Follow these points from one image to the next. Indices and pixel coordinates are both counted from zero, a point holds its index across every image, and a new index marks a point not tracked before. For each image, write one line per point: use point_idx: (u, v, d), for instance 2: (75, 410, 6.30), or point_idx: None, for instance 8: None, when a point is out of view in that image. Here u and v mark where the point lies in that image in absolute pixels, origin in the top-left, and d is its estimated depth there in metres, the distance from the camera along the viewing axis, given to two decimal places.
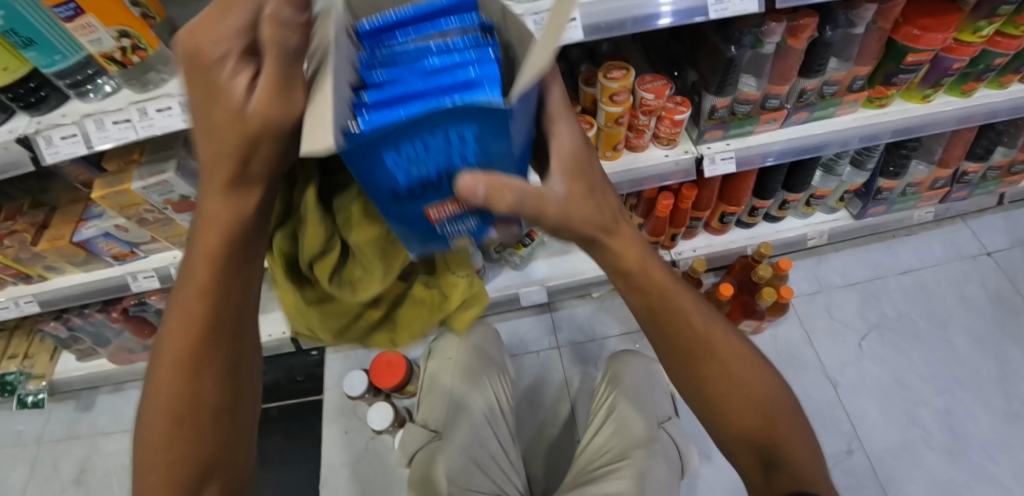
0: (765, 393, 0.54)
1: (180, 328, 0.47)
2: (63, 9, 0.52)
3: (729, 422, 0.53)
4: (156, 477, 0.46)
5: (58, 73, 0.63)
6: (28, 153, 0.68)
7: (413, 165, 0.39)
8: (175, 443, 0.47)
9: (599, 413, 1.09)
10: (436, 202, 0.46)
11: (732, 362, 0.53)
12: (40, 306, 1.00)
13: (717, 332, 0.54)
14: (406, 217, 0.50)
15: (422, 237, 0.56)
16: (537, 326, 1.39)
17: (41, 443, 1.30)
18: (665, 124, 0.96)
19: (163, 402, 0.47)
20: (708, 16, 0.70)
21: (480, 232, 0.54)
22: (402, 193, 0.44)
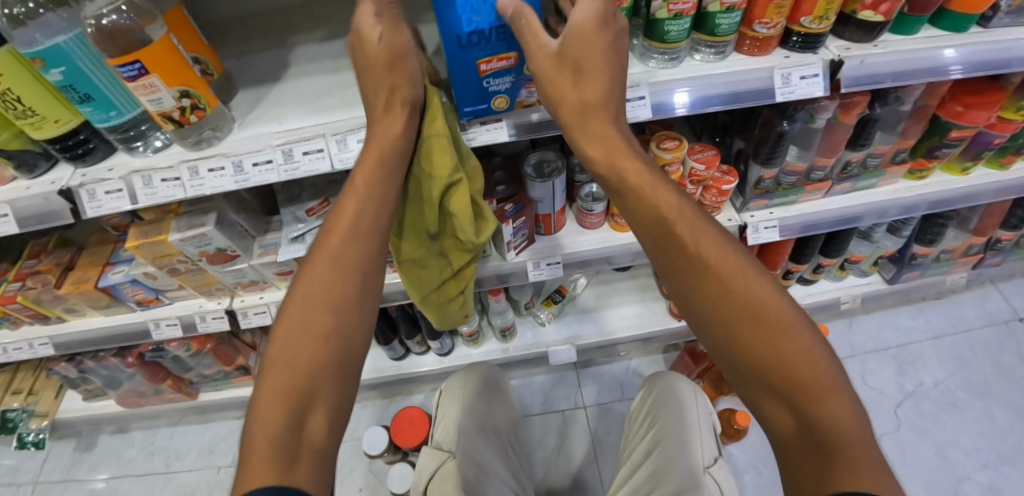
0: (824, 390, 0.38)
1: (314, 298, 0.46)
2: (127, 68, 0.51)
3: (756, 342, 0.40)
4: (263, 467, 0.36)
5: (110, 128, 0.61)
6: (68, 204, 0.65)
7: (473, 14, 0.50)
8: (287, 429, 0.38)
9: (642, 439, 1.00)
10: (486, 54, 0.55)
11: (766, 323, 0.41)
12: (55, 349, 0.96)
13: (752, 281, 0.43)
14: (458, 80, 0.58)
15: (467, 104, 0.62)
16: (563, 383, 1.34)
17: (36, 483, 1.27)
18: (710, 193, 0.94)
19: (282, 381, 0.41)
20: (776, 97, 0.71)
21: (514, 92, 0.62)
22: (455, 46, 0.53)
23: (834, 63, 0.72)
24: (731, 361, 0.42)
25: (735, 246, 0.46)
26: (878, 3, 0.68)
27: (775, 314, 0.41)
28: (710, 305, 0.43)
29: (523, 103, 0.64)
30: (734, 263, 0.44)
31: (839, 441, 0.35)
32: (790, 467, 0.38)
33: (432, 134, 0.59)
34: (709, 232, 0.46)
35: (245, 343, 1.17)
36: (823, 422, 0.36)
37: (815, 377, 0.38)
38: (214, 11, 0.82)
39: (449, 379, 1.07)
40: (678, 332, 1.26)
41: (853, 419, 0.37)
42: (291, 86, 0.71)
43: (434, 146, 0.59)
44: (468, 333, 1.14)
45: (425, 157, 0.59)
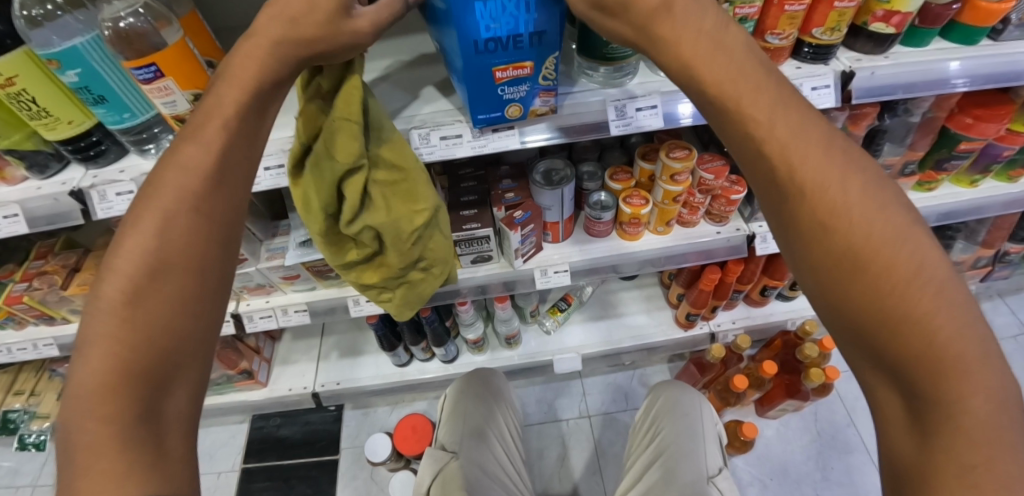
0: (959, 368, 0.31)
1: (151, 246, 0.36)
2: (143, 71, 0.51)
3: (877, 304, 0.33)
4: (107, 460, 0.31)
5: (123, 130, 0.61)
6: (78, 205, 0.65)
7: (490, 22, 0.50)
8: (138, 416, 0.33)
9: (642, 450, 0.99)
10: (502, 62, 0.55)
11: (889, 282, 0.33)
12: (59, 349, 0.96)
13: (875, 222, 0.34)
14: (472, 86, 0.57)
15: (480, 110, 0.61)
16: (567, 392, 1.33)
17: (35, 486, 1.26)
18: (719, 203, 0.94)
19: (109, 349, 0.33)
20: None
21: (528, 101, 0.62)
22: (471, 53, 0.53)
23: (845, 73, 0.72)
24: (837, 318, 0.36)
25: (860, 174, 0.35)
26: (890, 15, 0.68)
27: (900, 268, 0.33)
28: (811, 256, 0.36)
29: (537, 112, 0.64)
30: (856, 197, 0.34)
31: (963, 433, 0.30)
32: (892, 447, 0.34)
33: (338, 115, 0.51)
34: (827, 154, 0.36)
35: (248, 347, 1.13)
36: (951, 412, 0.30)
37: (947, 351, 0.31)
38: (227, 16, 0.83)
39: (455, 383, 1.07)
40: (684, 342, 1.25)
41: (990, 403, 0.30)
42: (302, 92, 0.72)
43: (340, 130, 0.52)
44: (474, 340, 1.14)
45: (325, 140, 0.53)
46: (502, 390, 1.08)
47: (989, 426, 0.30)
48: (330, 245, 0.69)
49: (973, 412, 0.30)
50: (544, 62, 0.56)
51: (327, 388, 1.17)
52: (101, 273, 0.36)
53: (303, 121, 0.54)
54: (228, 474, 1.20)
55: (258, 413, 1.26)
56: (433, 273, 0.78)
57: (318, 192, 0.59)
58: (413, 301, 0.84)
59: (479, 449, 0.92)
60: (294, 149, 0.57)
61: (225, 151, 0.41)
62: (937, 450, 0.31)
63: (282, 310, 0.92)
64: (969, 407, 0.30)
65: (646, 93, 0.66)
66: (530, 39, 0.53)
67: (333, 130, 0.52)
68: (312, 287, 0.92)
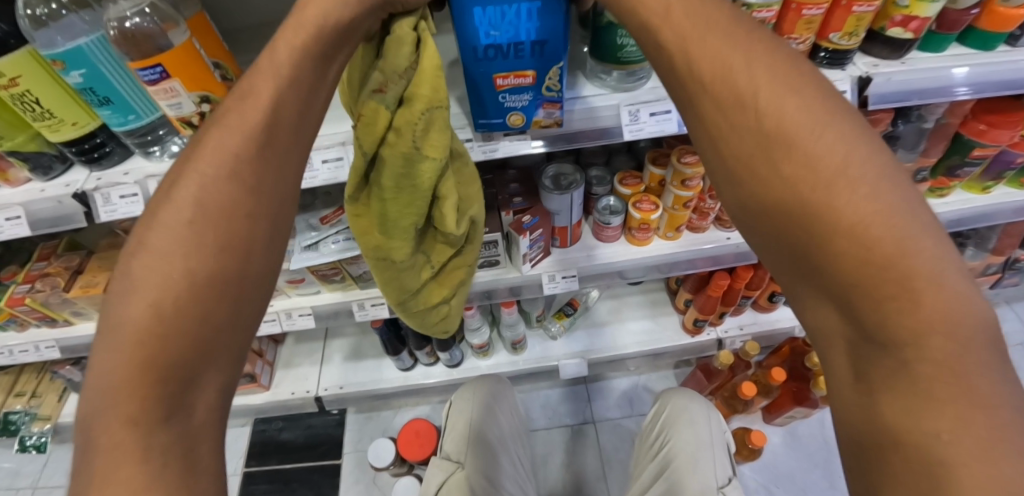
0: (913, 302, 0.24)
1: (186, 220, 0.32)
2: (149, 72, 0.50)
3: (814, 227, 0.27)
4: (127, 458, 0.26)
5: (128, 132, 0.60)
6: (82, 208, 0.64)
7: (490, 28, 0.50)
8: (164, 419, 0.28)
9: (648, 461, 0.97)
10: (503, 69, 0.54)
11: (826, 201, 0.27)
12: (61, 352, 0.95)
13: (814, 136, 0.28)
14: (475, 91, 0.57)
15: (484, 116, 0.61)
16: (572, 397, 1.31)
17: (36, 487, 1.25)
18: None
19: (143, 334, 0.28)
20: None
21: (530, 112, 0.60)
22: (471, 58, 0.53)
23: (862, 78, 0.71)
24: (781, 256, 0.30)
25: (804, 90, 0.30)
26: (909, 20, 0.67)
27: (836, 186, 0.27)
28: (747, 185, 0.31)
29: (540, 124, 0.61)
30: (794, 112, 0.29)
31: (917, 385, 0.23)
32: (844, 416, 0.27)
33: (425, 106, 0.47)
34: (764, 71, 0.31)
35: (252, 350, 1.11)
36: (904, 358, 0.24)
37: (898, 282, 0.25)
38: (232, 17, 0.82)
39: (456, 394, 1.06)
40: (690, 348, 1.24)
41: (955, 341, 0.23)
42: None
43: (431, 123, 0.48)
44: (479, 345, 1.13)
45: (412, 140, 0.48)
46: (505, 393, 1.05)
47: (954, 370, 0.23)
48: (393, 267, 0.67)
49: (936, 360, 0.23)
50: (545, 72, 0.54)
51: (330, 392, 1.16)
52: (135, 261, 0.31)
53: (367, 128, 0.48)
54: (230, 478, 1.19)
55: (260, 416, 1.25)
56: (485, 273, 0.81)
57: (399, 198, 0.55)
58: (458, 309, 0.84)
59: (487, 459, 0.92)
60: (355, 166, 0.53)
61: (271, 123, 0.37)
62: (887, 409, 0.24)
63: (286, 314, 0.91)
64: (924, 354, 0.24)
65: (659, 98, 0.65)
66: (532, 48, 0.52)
67: (426, 125, 0.48)
68: (317, 291, 0.91)
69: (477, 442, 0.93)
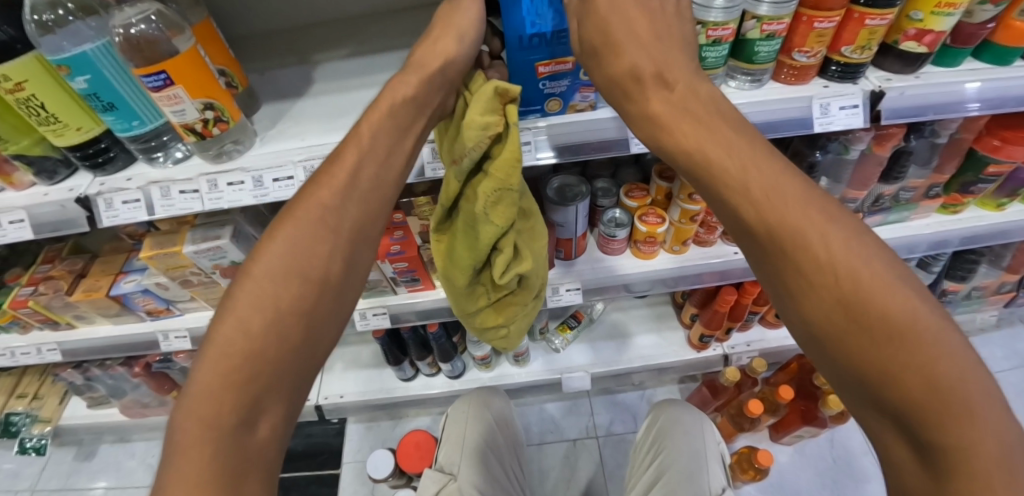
0: (954, 386, 0.27)
1: (275, 268, 0.37)
2: (153, 78, 0.50)
3: (836, 309, 0.31)
4: (198, 448, 0.30)
5: (132, 138, 0.59)
6: (85, 213, 0.64)
7: (536, 16, 0.51)
8: (236, 427, 0.31)
9: (643, 470, 0.95)
10: (546, 56, 0.54)
11: (861, 304, 0.30)
12: (62, 355, 0.93)
13: (820, 218, 0.33)
14: (517, 78, 0.57)
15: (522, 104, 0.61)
16: (576, 410, 1.29)
17: (33, 492, 1.21)
18: None
19: (236, 346, 0.33)
20: (831, 111, 0.71)
21: (568, 96, 0.61)
22: (515, 47, 0.53)
23: (874, 93, 0.71)
24: (801, 331, 0.34)
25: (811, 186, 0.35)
26: (922, 35, 0.67)
27: (858, 266, 0.31)
28: (774, 258, 0.34)
29: (576, 107, 0.62)
30: (796, 207, 0.34)
31: (974, 474, 0.26)
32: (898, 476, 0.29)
33: (498, 185, 0.50)
34: (757, 156, 0.37)
35: None
36: (951, 441, 0.26)
37: (936, 364, 0.28)
38: (245, 25, 0.82)
39: (451, 406, 1.04)
40: (696, 364, 1.21)
41: (994, 433, 0.26)
42: (316, 103, 0.69)
43: (502, 198, 0.51)
44: (481, 357, 1.11)
45: (483, 206, 0.51)
46: (496, 400, 1.03)
47: (997, 462, 0.26)
48: (464, 290, 0.68)
49: (979, 440, 0.26)
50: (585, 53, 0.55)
51: (331, 401, 1.14)
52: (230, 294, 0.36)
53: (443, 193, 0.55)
54: None
55: None
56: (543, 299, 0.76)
57: (467, 249, 0.59)
58: (525, 330, 0.79)
59: (479, 472, 0.90)
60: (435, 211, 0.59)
61: (354, 181, 0.43)
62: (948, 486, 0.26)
63: None
64: (970, 440, 0.26)
65: None
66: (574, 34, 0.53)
67: (491, 195, 0.51)
68: None
69: (467, 451, 0.93)
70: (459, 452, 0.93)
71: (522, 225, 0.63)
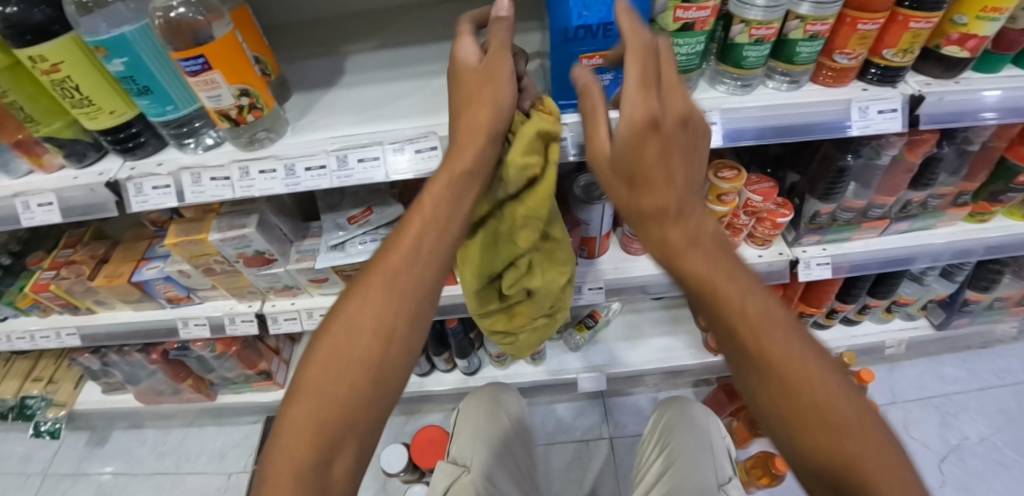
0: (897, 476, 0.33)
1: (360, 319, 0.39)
2: (190, 63, 0.49)
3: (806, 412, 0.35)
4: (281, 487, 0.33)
5: (165, 122, 0.59)
6: (114, 197, 0.63)
7: (582, 9, 0.51)
8: (312, 471, 0.34)
9: (651, 463, 0.94)
10: (589, 49, 0.55)
11: (810, 407, 0.35)
12: (81, 340, 0.93)
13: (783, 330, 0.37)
14: (560, 70, 0.57)
15: (563, 96, 0.61)
16: (589, 410, 1.28)
17: (45, 476, 1.21)
18: (764, 226, 0.92)
19: (321, 395, 0.36)
20: (869, 114, 0.69)
21: (610, 90, 0.61)
22: (560, 39, 0.54)
23: (914, 97, 0.69)
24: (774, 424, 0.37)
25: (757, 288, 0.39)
26: (966, 39, 0.65)
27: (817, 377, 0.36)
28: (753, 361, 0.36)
29: (617, 103, 0.62)
30: (767, 318, 0.36)
31: None
32: None
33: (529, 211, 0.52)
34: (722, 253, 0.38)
35: (268, 347, 1.08)
36: None
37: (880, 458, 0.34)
38: (273, 15, 0.82)
39: (464, 404, 1.02)
40: (712, 367, 1.20)
41: None
42: (347, 93, 0.68)
43: (529, 222, 0.54)
44: (497, 354, 1.10)
45: (511, 227, 0.55)
46: (509, 396, 1.03)
47: None
48: (479, 304, 0.68)
49: None
50: None
51: None
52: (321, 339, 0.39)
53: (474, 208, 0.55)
54: (240, 475, 1.17)
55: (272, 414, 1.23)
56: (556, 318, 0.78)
57: (490, 258, 0.59)
58: (533, 343, 0.82)
59: (491, 462, 0.89)
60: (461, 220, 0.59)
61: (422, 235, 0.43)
62: None
63: (307, 313, 0.88)
64: None
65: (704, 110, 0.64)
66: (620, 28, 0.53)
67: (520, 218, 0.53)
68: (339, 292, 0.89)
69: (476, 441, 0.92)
70: (468, 443, 0.92)
71: (544, 247, 0.63)
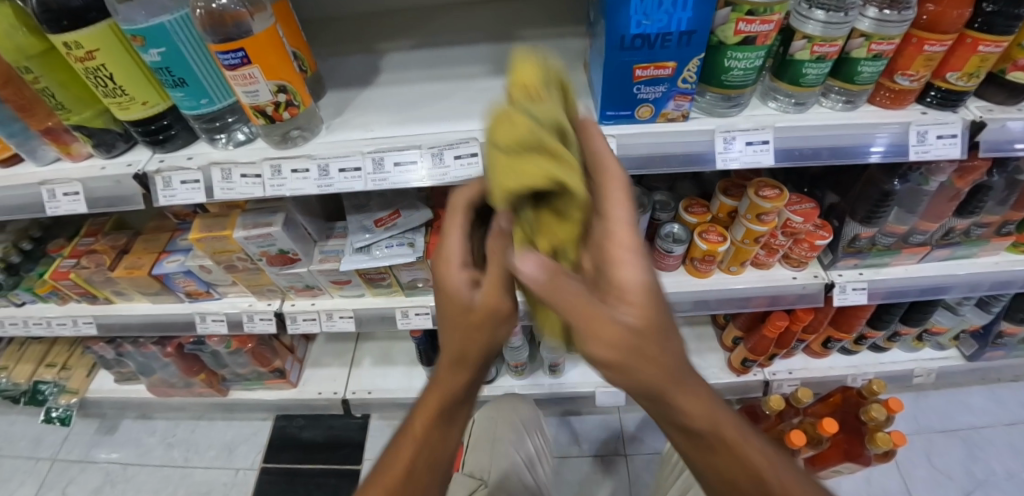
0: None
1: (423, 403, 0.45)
2: (230, 55, 0.47)
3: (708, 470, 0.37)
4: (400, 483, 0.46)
5: (197, 116, 0.57)
6: (141, 190, 0.61)
7: (643, 17, 0.49)
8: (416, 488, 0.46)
9: (676, 478, 0.89)
10: (645, 59, 0.53)
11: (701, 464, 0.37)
12: (97, 330, 0.92)
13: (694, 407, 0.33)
14: (611, 80, 0.55)
15: (611, 108, 0.58)
16: (604, 426, 1.24)
17: (54, 461, 1.20)
18: (800, 247, 0.89)
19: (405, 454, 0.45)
20: (928, 137, 0.66)
21: (661, 104, 0.58)
22: (616, 48, 0.52)
23: (975, 123, 0.66)
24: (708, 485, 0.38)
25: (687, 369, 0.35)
26: None
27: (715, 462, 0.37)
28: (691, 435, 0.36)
29: (667, 117, 0.59)
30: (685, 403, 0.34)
31: None
32: None
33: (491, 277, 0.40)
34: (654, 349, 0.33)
35: (282, 345, 1.06)
36: None
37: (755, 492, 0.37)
38: (308, 10, 0.80)
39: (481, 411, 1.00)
40: (735, 388, 1.16)
41: None
42: (383, 93, 0.65)
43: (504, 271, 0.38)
44: (516, 364, 1.07)
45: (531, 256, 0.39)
46: (525, 407, 1.00)
47: None
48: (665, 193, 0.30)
49: None
50: (688, 60, 0.53)
51: (357, 397, 1.09)
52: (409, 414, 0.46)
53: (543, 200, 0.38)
54: (247, 472, 1.15)
55: (282, 412, 1.22)
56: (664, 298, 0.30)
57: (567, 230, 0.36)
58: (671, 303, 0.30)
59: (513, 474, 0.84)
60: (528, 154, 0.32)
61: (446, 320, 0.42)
62: None
63: (326, 314, 0.86)
64: None
65: (758, 128, 0.61)
66: (679, 39, 0.51)
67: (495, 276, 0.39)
68: (360, 294, 0.86)
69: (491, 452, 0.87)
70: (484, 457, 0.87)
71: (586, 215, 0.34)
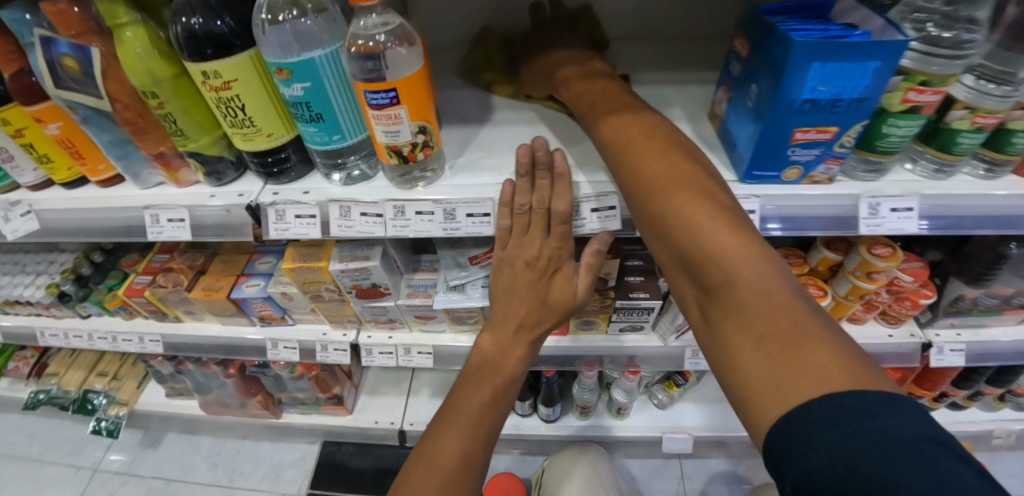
0: (787, 342, 0.29)
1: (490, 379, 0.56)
2: (380, 96, 0.45)
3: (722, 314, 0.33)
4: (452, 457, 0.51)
5: (324, 151, 0.54)
6: (252, 221, 0.59)
7: (819, 83, 0.45)
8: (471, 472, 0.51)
9: None
10: (808, 124, 0.49)
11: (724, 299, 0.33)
12: (163, 348, 0.89)
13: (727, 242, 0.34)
14: (765, 141, 0.52)
15: (758, 167, 0.55)
16: (662, 471, 1.19)
17: (95, 473, 1.17)
18: (901, 304, 0.85)
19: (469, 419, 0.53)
20: None
21: (812, 165, 0.55)
22: (781, 111, 0.48)
23: None
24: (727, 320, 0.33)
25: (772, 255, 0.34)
26: None
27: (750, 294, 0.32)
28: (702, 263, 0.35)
29: (815, 179, 0.56)
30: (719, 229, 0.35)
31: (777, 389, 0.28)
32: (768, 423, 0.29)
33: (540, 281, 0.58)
34: (687, 175, 0.39)
35: (343, 370, 1.02)
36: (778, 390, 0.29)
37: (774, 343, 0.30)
38: None
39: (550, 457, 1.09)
40: None
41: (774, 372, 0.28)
42: (500, 133, 0.63)
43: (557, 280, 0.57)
44: (584, 404, 1.04)
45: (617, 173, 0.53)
46: (596, 453, 1.04)
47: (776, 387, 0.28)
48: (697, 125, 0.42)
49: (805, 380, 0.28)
50: (856, 125, 0.49)
51: (415, 428, 1.05)
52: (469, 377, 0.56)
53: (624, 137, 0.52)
54: None
55: (331, 436, 1.18)
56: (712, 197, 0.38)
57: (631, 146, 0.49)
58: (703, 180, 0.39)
59: None
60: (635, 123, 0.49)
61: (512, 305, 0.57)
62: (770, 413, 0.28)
63: (405, 349, 0.83)
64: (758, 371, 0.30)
65: (904, 193, 0.57)
66: (849, 105, 0.47)
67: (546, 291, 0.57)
68: (441, 330, 0.83)
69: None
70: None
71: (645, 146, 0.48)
